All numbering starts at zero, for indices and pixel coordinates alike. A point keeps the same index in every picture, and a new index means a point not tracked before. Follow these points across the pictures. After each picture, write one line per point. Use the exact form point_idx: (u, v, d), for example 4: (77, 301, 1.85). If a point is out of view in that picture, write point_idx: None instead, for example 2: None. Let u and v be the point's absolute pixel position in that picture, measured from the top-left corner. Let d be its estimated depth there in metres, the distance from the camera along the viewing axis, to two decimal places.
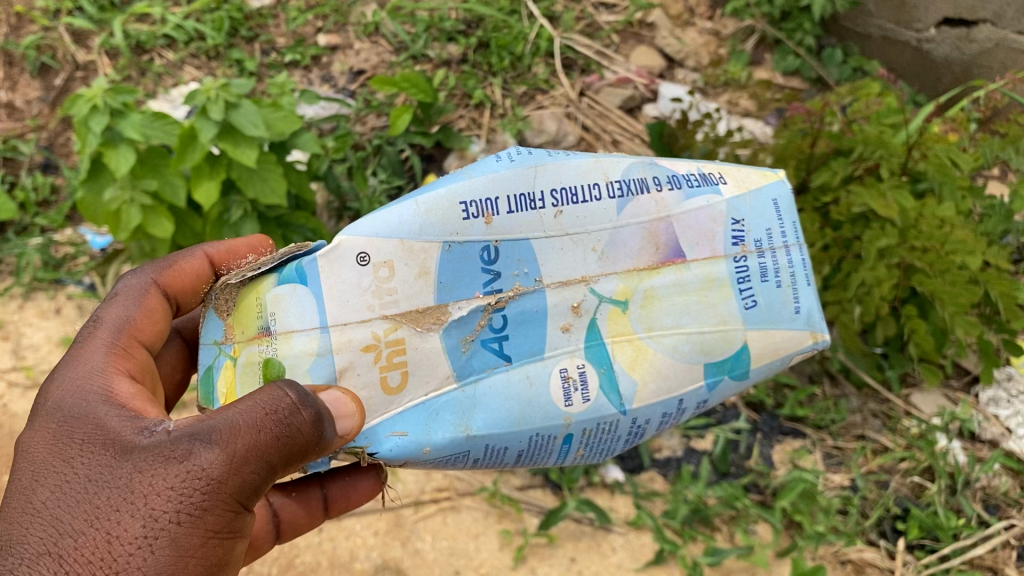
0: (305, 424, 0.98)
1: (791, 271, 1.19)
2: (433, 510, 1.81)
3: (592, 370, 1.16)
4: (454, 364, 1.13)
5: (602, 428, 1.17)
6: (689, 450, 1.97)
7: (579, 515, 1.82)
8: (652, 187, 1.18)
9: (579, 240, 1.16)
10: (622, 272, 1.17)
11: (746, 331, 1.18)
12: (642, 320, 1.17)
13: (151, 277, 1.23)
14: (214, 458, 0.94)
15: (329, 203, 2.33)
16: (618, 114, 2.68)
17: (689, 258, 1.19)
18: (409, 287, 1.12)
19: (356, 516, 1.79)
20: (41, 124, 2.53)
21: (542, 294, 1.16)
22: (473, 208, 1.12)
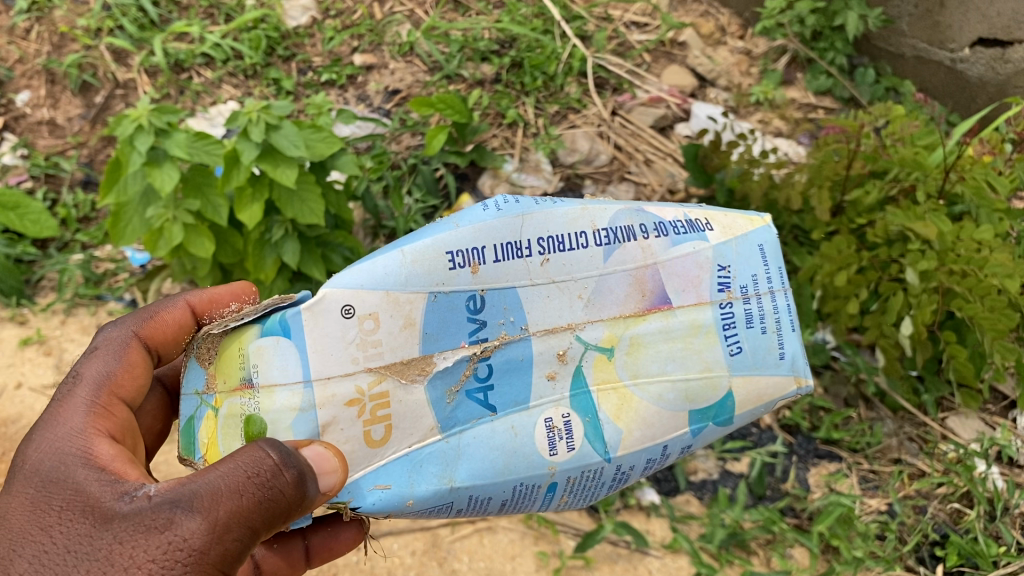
0: (288, 486, 0.96)
1: (776, 317, 1.24)
2: (470, 531, 1.81)
3: (577, 419, 1.18)
4: (439, 416, 1.15)
5: (587, 476, 1.19)
6: (725, 472, 1.97)
7: (615, 537, 1.82)
8: (639, 234, 1.23)
9: (565, 287, 1.20)
10: (608, 319, 1.21)
11: (731, 377, 1.21)
12: (627, 367, 1.20)
13: (130, 331, 1.22)
14: (195, 528, 0.92)
15: (366, 222, 2.35)
16: (651, 133, 2.69)
17: (675, 304, 1.22)
18: (395, 338, 1.14)
19: (394, 536, 1.80)
20: (82, 141, 2.56)
21: (527, 342, 1.19)
22: (460, 257, 1.15)
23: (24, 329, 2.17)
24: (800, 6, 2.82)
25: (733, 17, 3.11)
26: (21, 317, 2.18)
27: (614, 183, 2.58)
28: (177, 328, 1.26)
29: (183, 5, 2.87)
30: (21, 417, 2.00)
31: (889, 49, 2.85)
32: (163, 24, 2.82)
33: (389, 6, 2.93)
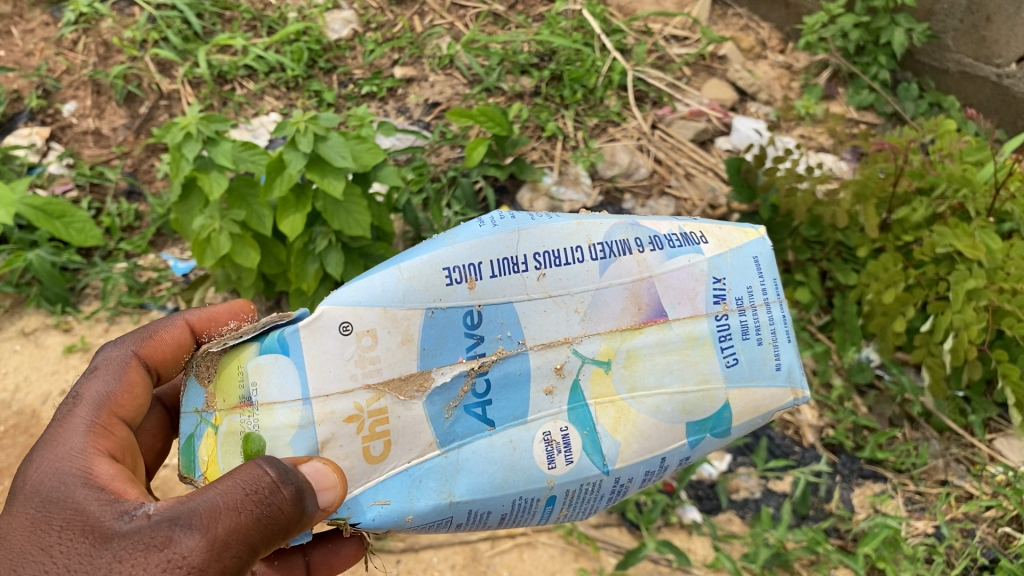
0: (285, 503, 0.94)
1: (772, 328, 1.19)
2: (510, 546, 1.80)
3: (575, 432, 1.13)
4: (437, 431, 1.09)
5: (586, 489, 1.14)
6: (767, 491, 1.95)
7: (657, 556, 1.81)
8: (634, 248, 1.17)
9: (562, 301, 1.15)
10: (605, 333, 1.16)
11: (728, 389, 1.16)
12: (625, 380, 1.15)
13: (129, 351, 1.20)
14: (194, 545, 0.91)
15: (406, 234, 2.35)
16: (691, 147, 2.67)
17: (671, 317, 1.17)
18: (392, 354, 1.08)
19: (432, 549, 1.79)
20: (127, 151, 2.59)
21: (525, 357, 1.13)
22: (457, 273, 1.10)
23: (68, 336, 2.19)
24: (845, 20, 2.80)
25: (774, 31, 3.09)
26: (65, 325, 2.20)
27: (653, 198, 2.56)
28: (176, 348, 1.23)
29: (226, 18, 2.91)
30: None
31: (933, 64, 2.81)
32: (207, 36, 2.85)
33: (429, 19, 2.95)
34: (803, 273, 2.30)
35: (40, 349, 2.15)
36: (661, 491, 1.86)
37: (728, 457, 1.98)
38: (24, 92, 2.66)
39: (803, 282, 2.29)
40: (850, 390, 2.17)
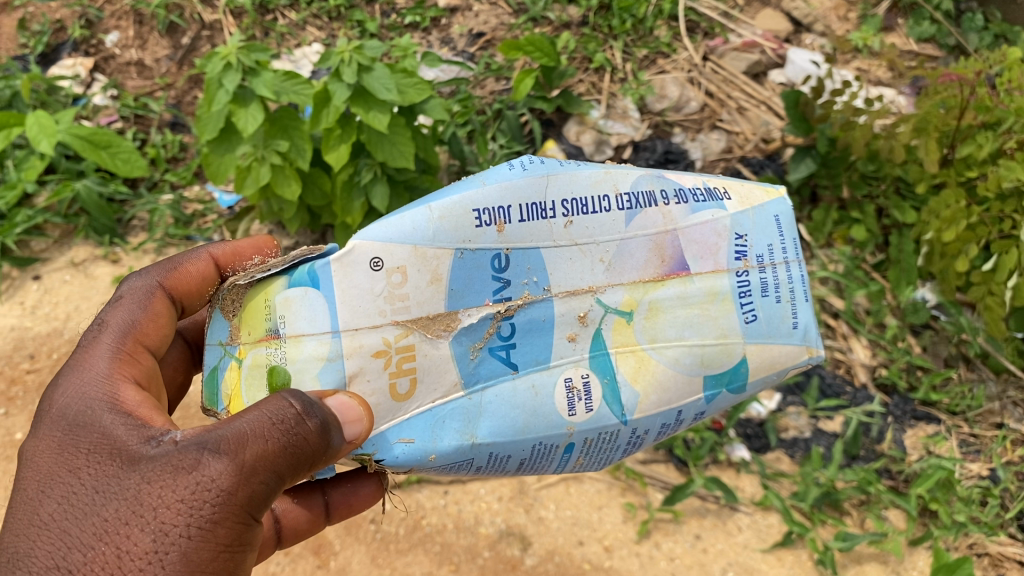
0: (310, 432, 0.91)
1: (790, 286, 1.12)
2: (556, 479, 1.78)
3: (596, 380, 1.08)
4: (462, 372, 1.06)
5: (604, 438, 1.10)
6: (817, 431, 1.91)
7: (704, 492, 1.78)
8: (660, 200, 1.12)
9: (588, 250, 1.10)
10: (628, 284, 1.10)
11: (746, 345, 1.11)
12: (646, 331, 1.10)
13: (153, 280, 1.17)
14: (223, 468, 0.88)
15: (450, 166, 2.30)
16: (744, 80, 2.57)
17: (693, 271, 1.11)
18: (421, 293, 1.04)
19: (480, 481, 1.78)
20: (170, 82, 2.57)
21: (550, 304, 1.09)
22: (486, 215, 1.06)
23: (116, 267, 2.18)
24: None
25: None
26: (114, 256, 2.19)
27: (704, 131, 2.49)
28: (194, 281, 1.21)
29: None
30: None
31: None
32: None
33: None
34: (859, 211, 2.23)
35: (90, 280, 2.14)
36: (710, 429, 1.84)
37: (778, 396, 1.96)
38: (67, 22, 2.64)
39: (859, 220, 2.23)
40: (904, 330, 2.11)
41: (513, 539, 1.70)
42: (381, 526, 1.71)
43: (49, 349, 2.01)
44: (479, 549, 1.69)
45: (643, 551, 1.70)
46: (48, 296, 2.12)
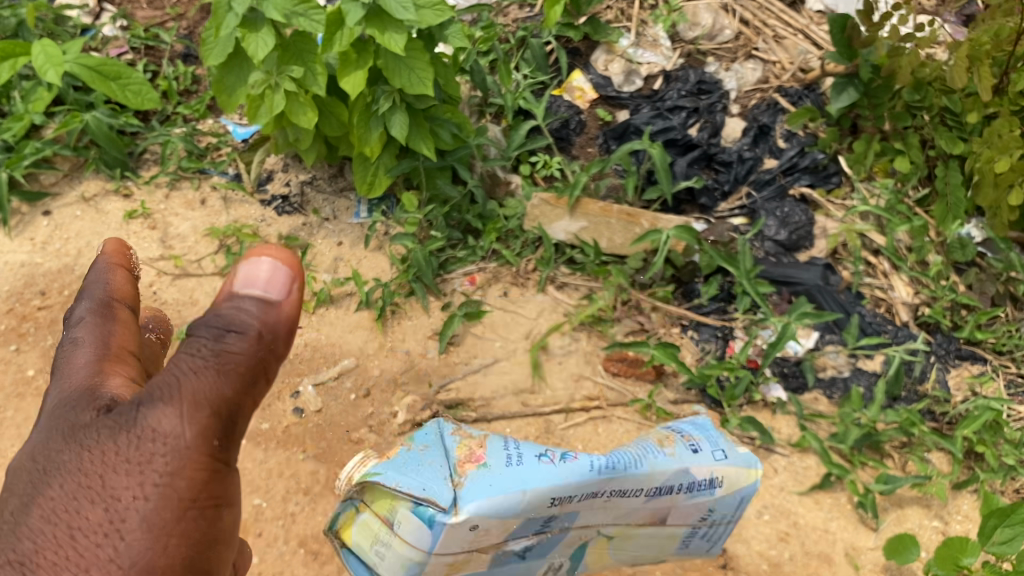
0: (247, 341, 0.76)
1: (726, 530, 1.43)
2: (584, 419, 1.73)
3: (566, 565, 1.39)
4: (495, 555, 1.27)
5: (552, 569, 1.38)
6: (857, 370, 1.82)
7: (738, 433, 1.71)
8: (674, 490, 1.32)
9: (608, 507, 1.31)
10: (624, 525, 1.35)
11: (676, 552, 1.46)
12: (615, 549, 1.40)
13: (108, 285, 0.90)
14: (166, 414, 0.74)
15: (471, 98, 2.18)
16: (780, 8, 2.45)
17: (667, 522, 1.37)
18: (495, 534, 1.22)
19: (505, 420, 1.73)
20: (181, 13, 2.47)
21: (575, 517, 1.29)
22: (558, 501, 1.23)
23: (128, 202, 2.10)
24: None
25: None
26: (126, 190, 2.11)
27: (739, 60, 2.36)
28: (130, 296, 0.92)
29: None
30: None
31: None
32: None
33: None
34: (903, 142, 2.11)
35: (102, 215, 2.07)
36: (745, 367, 1.75)
37: (815, 334, 1.87)
38: None
39: (902, 151, 2.11)
40: (949, 268, 2.01)
41: None
42: None
43: (60, 286, 1.93)
44: None
45: None
46: (58, 231, 2.04)
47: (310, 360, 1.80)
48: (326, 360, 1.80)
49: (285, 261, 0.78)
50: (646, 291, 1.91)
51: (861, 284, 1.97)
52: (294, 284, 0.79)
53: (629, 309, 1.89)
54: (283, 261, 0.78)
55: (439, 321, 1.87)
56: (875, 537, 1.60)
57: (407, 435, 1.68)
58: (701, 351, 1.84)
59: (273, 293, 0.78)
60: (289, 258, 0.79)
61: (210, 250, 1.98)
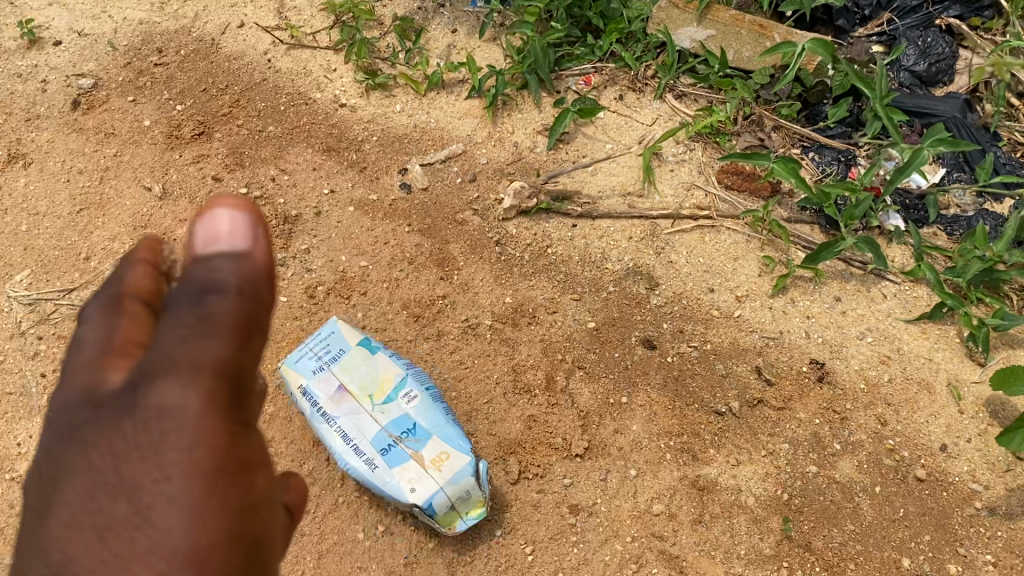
0: (230, 297, 0.53)
1: (331, 345, 1.29)
2: (692, 227, 1.66)
3: (428, 402, 1.26)
4: (437, 446, 1.20)
5: (411, 395, 1.26)
6: (984, 210, 1.73)
7: (850, 256, 1.65)
8: (324, 414, 1.23)
9: (363, 421, 1.23)
10: (358, 395, 1.25)
11: (381, 357, 1.30)
12: (382, 383, 1.27)
13: (123, 281, 0.57)
14: (165, 382, 0.49)
15: None
16: None
17: (344, 385, 1.26)
18: (416, 472, 1.17)
19: (611, 219, 1.67)
20: None
21: (382, 430, 1.22)
22: (370, 458, 1.20)
23: None
24: None
25: None
26: None
27: None
28: (150, 292, 0.57)
29: None
30: (244, 55, 1.91)
31: None
32: None
33: None
34: None
35: None
36: (868, 192, 1.68)
37: (942, 171, 1.79)
38: None
39: None
40: None
41: (641, 279, 1.60)
42: (505, 248, 1.63)
43: (177, 46, 1.93)
44: (604, 283, 1.59)
45: (777, 306, 1.58)
46: None
47: (419, 141, 1.78)
48: (436, 143, 1.78)
49: (243, 208, 0.58)
50: (769, 107, 1.82)
51: (999, 125, 1.86)
52: (260, 230, 0.57)
53: (750, 124, 1.81)
54: (241, 209, 0.58)
55: (550, 116, 1.82)
56: (981, 373, 1.53)
57: (511, 221, 1.67)
58: (822, 173, 1.75)
59: (242, 244, 0.56)
60: (247, 207, 0.59)
61: (326, 24, 1.95)
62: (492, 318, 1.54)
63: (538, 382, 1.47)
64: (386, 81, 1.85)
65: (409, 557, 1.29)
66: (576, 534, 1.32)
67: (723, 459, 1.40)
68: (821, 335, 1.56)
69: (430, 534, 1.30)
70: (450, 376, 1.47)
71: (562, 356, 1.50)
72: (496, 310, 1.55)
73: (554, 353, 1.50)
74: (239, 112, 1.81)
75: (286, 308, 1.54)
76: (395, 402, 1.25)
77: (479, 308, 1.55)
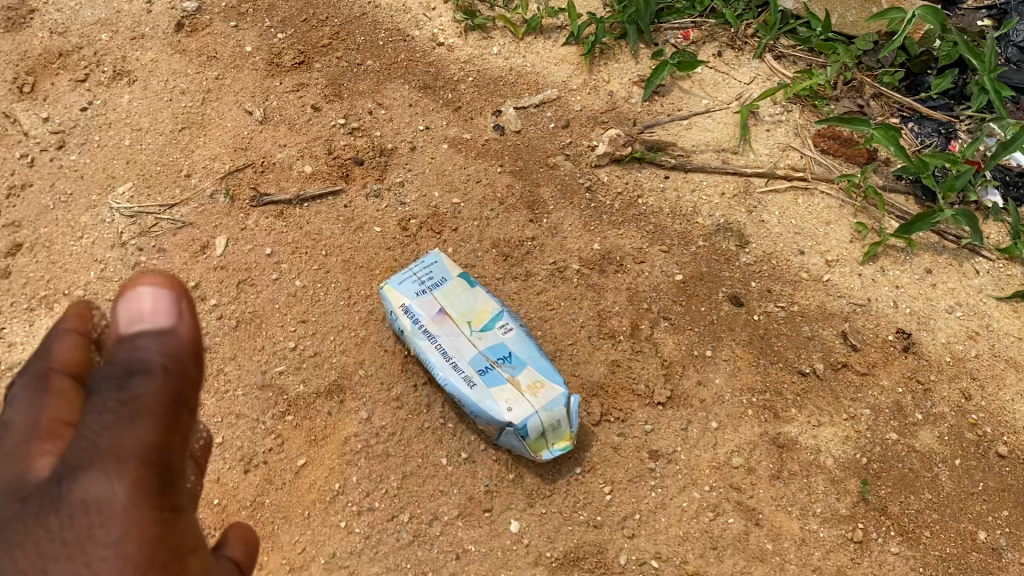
0: (154, 377, 0.66)
1: (433, 276, 1.40)
2: (786, 187, 1.66)
3: (523, 337, 1.36)
4: (531, 373, 1.29)
5: (507, 328, 1.36)
6: None
7: (945, 229, 1.63)
8: (426, 333, 1.34)
9: (463, 345, 1.33)
10: (457, 321, 1.35)
11: (479, 292, 1.40)
12: (480, 314, 1.37)
13: (51, 357, 0.73)
14: (92, 477, 0.61)
15: None
16: None
17: (447, 311, 1.36)
18: (511, 395, 1.26)
19: (704, 173, 1.67)
20: None
21: (479, 355, 1.32)
22: (467, 376, 1.29)
23: None
24: None
25: None
26: None
27: None
28: (77, 363, 0.74)
29: None
30: None
31: None
32: None
33: None
34: None
35: None
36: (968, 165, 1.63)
37: None
38: None
39: None
40: None
41: (731, 236, 1.60)
42: (596, 197, 1.64)
43: None
44: (693, 237, 1.59)
45: (867, 273, 1.57)
46: None
47: (514, 84, 1.80)
48: (531, 87, 1.79)
49: (166, 285, 0.71)
50: (871, 74, 1.80)
51: None
52: (182, 304, 0.70)
53: (849, 89, 1.78)
54: (162, 285, 0.70)
55: (647, 68, 1.82)
56: None
57: (603, 169, 1.68)
58: (921, 144, 1.71)
59: (165, 320, 0.69)
60: (171, 283, 0.71)
61: None
62: (581, 264, 1.55)
63: (623, 328, 1.48)
64: (485, 23, 1.87)
65: (489, 486, 1.32)
66: (655, 479, 1.33)
67: (805, 420, 1.40)
68: (909, 306, 1.53)
69: (511, 465, 1.33)
70: (535, 316, 1.49)
71: (648, 305, 1.51)
72: (585, 255, 1.56)
73: (640, 302, 1.51)
74: (338, 41, 1.88)
75: (379, 238, 1.57)
76: (493, 331, 1.35)
77: (568, 252, 1.56)
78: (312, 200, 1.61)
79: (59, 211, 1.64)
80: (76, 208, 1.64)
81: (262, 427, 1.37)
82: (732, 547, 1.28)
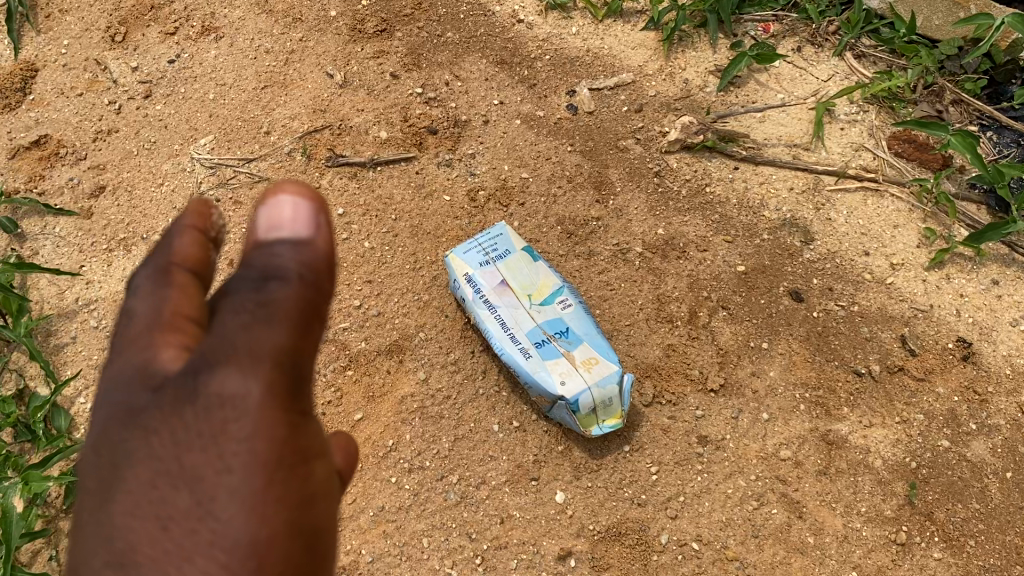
0: (290, 285, 0.57)
1: (496, 247, 1.43)
2: (856, 187, 1.65)
3: (582, 314, 1.37)
4: (587, 351, 1.31)
5: (567, 304, 1.38)
6: None
7: (1016, 242, 1.59)
8: (487, 303, 1.37)
9: (521, 317, 1.36)
10: (518, 294, 1.38)
11: (541, 266, 1.42)
12: (541, 288, 1.39)
13: (172, 247, 0.62)
14: (226, 372, 0.53)
15: None
16: None
17: (509, 283, 1.39)
18: (566, 369, 1.28)
19: (774, 168, 1.67)
20: None
21: (537, 329, 1.34)
22: (524, 347, 1.32)
23: None
24: None
25: None
26: None
27: None
28: (197, 261, 0.62)
29: None
30: None
31: None
32: None
33: None
34: None
35: None
36: None
37: None
38: None
39: None
40: None
41: (796, 231, 1.59)
42: (663, 182, 1.65)
43: None
44: (758, 230, 1.59)
45: (931, 280, 1.54)
46: None
47: (590, 66, 1.81)
48: (606, 70, 1.80)
49: (306, 194, 0.62)
50: (953, 79, 1.76)
51: None
52: (322, 219, 0.61)
53: (929, 94, 1.76)
54: (303, 196, 0.61)
55: (724, 58, 1.82)
56: None
57: (673, 155, 1.68)
58: (999, 154, 1.69)
59: (304, 232, 0.59)
60: (311, 192, 0.62)
61: None
62: (643, 247, 1.57)
63: (680, 314, 1.49)
64: (566, 4, 1.88)
65: (538, 455, 1.35)
66: (701, 464, 1.35)
67: (856, 419, 1.40)
68: (972, 317, 1.50)
69: (561, 437, 1.36)
70: (595, 294, 1.51)
71: (707, 294, 1.52)
72: (648, 239, 1.58)
73: (700, 289, 1.52)
74: (422, 12, 1.90)
75: (448, 207, 1.60)
76: (552, 305, 1.37)
77: (631, 235, 1.58)
78: (385, 164, 1.65)
79: (141, 158, 1.70)
80: (159, 156, 1.70)
81: (322, 379, 1.42)
82: (773, 537, 1.29)
